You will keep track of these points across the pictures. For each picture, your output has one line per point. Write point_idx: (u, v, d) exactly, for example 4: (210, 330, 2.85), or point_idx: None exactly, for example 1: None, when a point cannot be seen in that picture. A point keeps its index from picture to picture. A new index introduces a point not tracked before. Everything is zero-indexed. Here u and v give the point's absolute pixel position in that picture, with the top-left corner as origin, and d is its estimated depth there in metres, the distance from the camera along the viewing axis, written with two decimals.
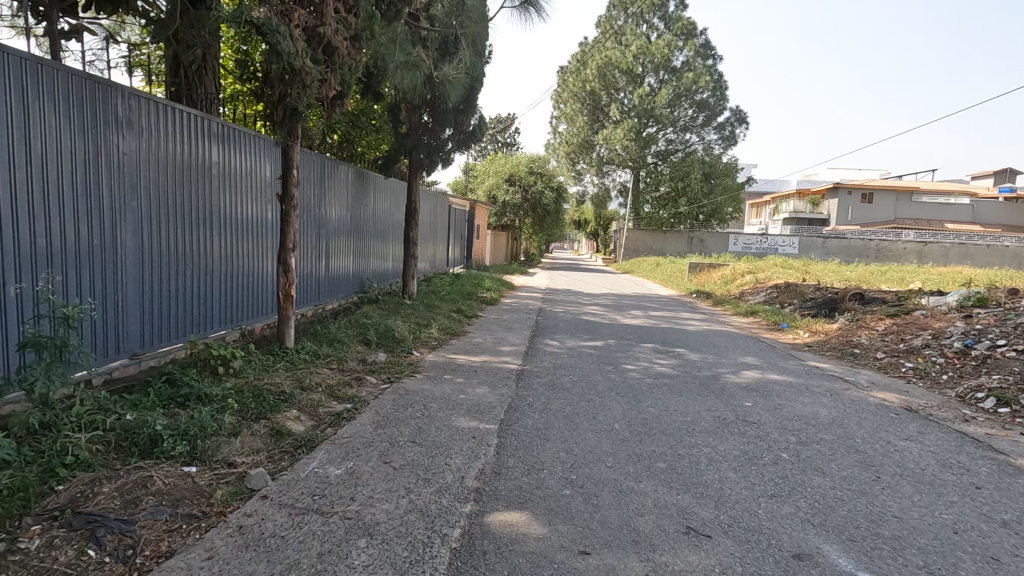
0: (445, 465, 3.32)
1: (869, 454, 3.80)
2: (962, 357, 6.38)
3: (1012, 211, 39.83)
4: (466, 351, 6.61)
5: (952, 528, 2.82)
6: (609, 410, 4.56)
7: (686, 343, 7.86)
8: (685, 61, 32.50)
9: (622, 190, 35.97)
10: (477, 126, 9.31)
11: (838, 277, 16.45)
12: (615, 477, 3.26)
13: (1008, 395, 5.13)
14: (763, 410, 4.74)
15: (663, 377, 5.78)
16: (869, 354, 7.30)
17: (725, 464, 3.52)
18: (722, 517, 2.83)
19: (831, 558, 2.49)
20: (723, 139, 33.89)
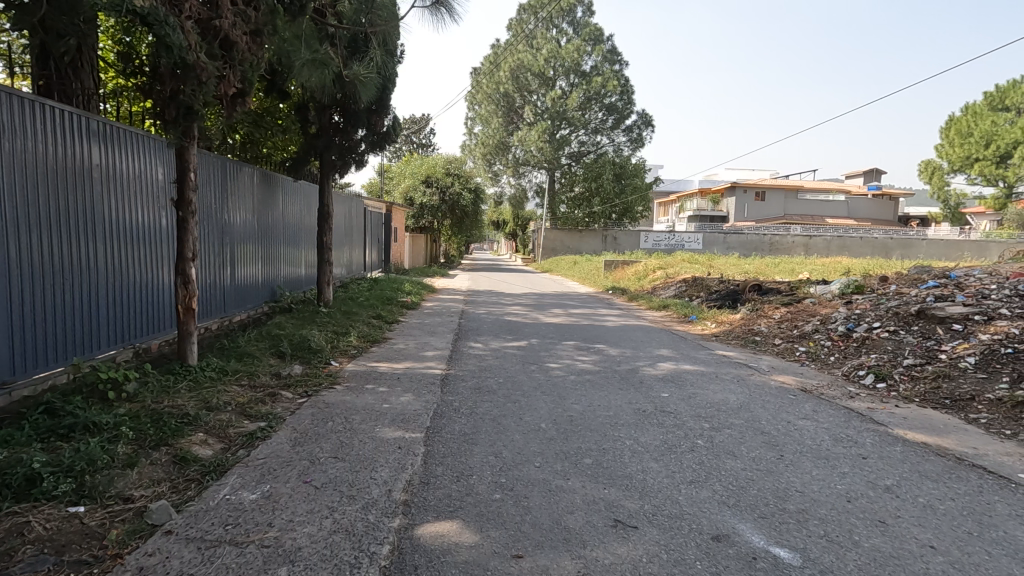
0: (370, 480, 3.20)
1: (774, 434, 4.11)
2: (845, 339, 7.07)
3: (879, 207, 44.83)
4: (388, 358, 6.43)
5: (847, 497, 3.10)
6: (535, 410, 4.61)
7: (605, 338, 8.13)
8: (593, 66, 33.73)
9: (538, 190, 36.63)
10: (391, 127, 9.03)
11: (738, 270, 17.73)
12: (544, 477, 3.28)
13: (884, 372, 5.76)
14: (679, 400, 4.99)
15: (585, 374, 5.93)
16: (769, 341, 7.91)
17: (647, 455, 3.66)
18: (647, 507, 2.93)
19: (746, 536, 2.65)
20: (632, 141, 35.49)
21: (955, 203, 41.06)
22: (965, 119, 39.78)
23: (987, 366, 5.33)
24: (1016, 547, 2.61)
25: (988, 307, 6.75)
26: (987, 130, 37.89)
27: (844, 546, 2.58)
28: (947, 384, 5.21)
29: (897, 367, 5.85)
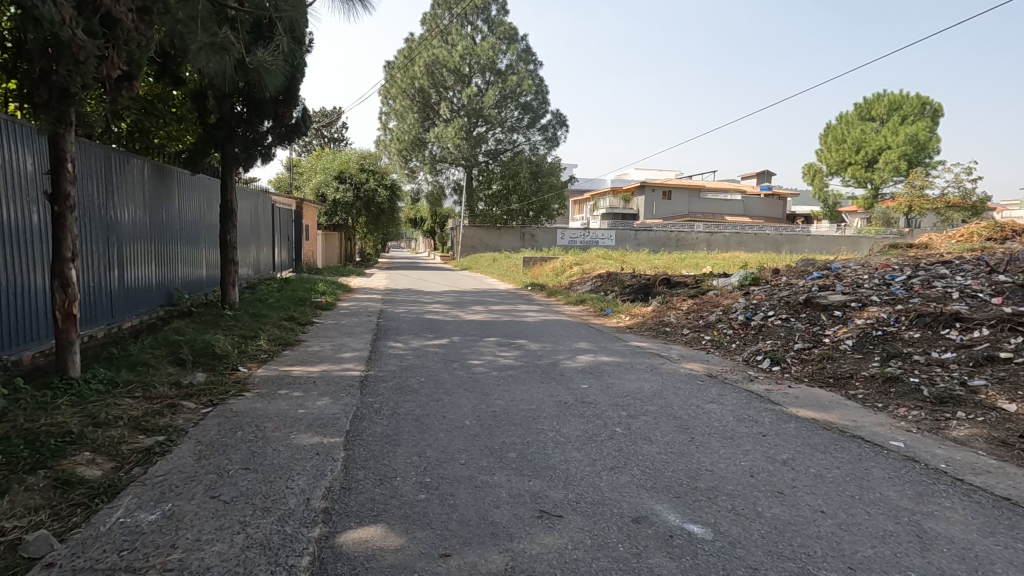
0: (286, 489, 3.03)
1: (685, 419, 4.36)
2: (745, 327, 7.64)
3: (770, 206, 48.89)
4: (302, 362, 6.13)
5: (750, 472, 3.35)
6: (458, 407, 4.58)
7: (526, 334, 8.24)
8: (508, 65, 33.98)
9: (456, 188, 36.41)
10: (300, 119, 8.64)
11: (649, 265, 18.64)
12: (469, 473, 3.27)
13: (778, 356, 6.28)
14: (597, 390, 5.17)
15: (507, 369, 5.97)
16: (677, 331, 8.37)
17: (569, 445, 3.75)
18: (571, 496, 3.00)
19: (663, 516, 2.79)
20: (547, 140, 36.07)
21: (832, 203, 45.87)
22: (839, 127, 44.48)
23: (863, 347, 5.98)
24: (890, 506, 2.95)
25: (862, 295, 7.56)
26: (857, 137, 42.77)
27: (749, 517, 2.79)
28: (830, 364, 5.79)
29: (789, 351, 6.41)
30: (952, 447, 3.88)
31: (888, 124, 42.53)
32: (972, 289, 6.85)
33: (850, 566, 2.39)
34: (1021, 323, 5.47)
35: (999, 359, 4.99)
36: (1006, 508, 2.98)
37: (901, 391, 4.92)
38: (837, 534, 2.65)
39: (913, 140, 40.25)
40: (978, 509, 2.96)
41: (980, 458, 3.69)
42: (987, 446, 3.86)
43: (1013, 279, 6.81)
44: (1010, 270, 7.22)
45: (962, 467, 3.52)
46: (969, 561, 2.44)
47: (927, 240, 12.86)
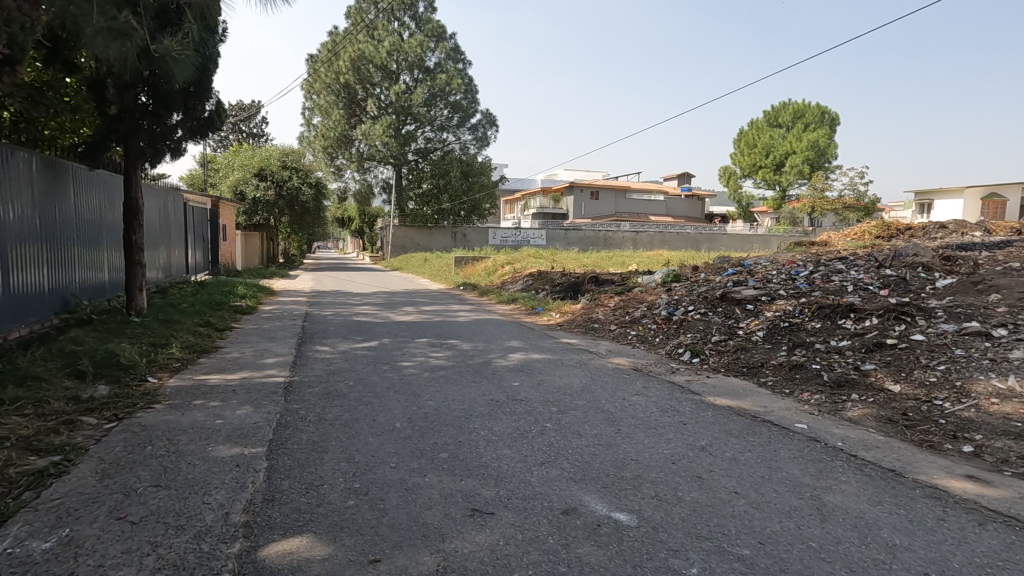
0: (202, 505, 2.86)
1: (612, 411, 4.51)
2: (667, 322, 8.00)
3: (690, 206, 51.49)
4: (219, 369, 5.79)
5: (672, 459, 3.53)
6: (389, 410, 4.50)
7: (458, 334, 8.22)
8: (437, 63, 33.67)
9: (385, 186, 35.63)
10: (213, 112, 8.21)
11: (579, 263, 19.16)
12: (400, 476, 3.23)
13: (698, 348, 6.64)
14: (528, 387, 5.25)
15: (439, 370, 5.94)
16: (605, 327, 8.64)
17: (501, 443, 3.78)
18: (503, 493, 3.04)
19: (591, 507, 2.88)
20: (477, 139, 35.96)
21: (745, 202, 48.95)
22: (750, 133, 47.41)
23: (772, 338, 6.43)
24: (795, 483, 3.21)
25: (771, 289, 8.13)
26: (767, 142, 45.79)
27: (671, 502, 2.94)
28: (743, 355, 6.19)
29: (708, 343, 6.79)
30: (848, 426, 4.26)
31: (793, 131, 45.82)
32: (863, 282, 7.54)
33: (760, 541, 2.57)
34: (904, 312, 6.08)
35: (886, 345, 5.54)
36: (891, 478, 3.32)
37: (805, 377, 5.35)
38: (749, 512, 2.84)
39: (815, 146, 43.78)
40: (869, 481, 3.27)
41: (871, 435, 4.08)
42: (876, 424, 4.28)
43: (897, 273, 7.56)
44: (895, 264, 8.01)
45: (856, 444, 3.88)
46: (861, 529, 2.69)
47: (827, 238, 13.99)
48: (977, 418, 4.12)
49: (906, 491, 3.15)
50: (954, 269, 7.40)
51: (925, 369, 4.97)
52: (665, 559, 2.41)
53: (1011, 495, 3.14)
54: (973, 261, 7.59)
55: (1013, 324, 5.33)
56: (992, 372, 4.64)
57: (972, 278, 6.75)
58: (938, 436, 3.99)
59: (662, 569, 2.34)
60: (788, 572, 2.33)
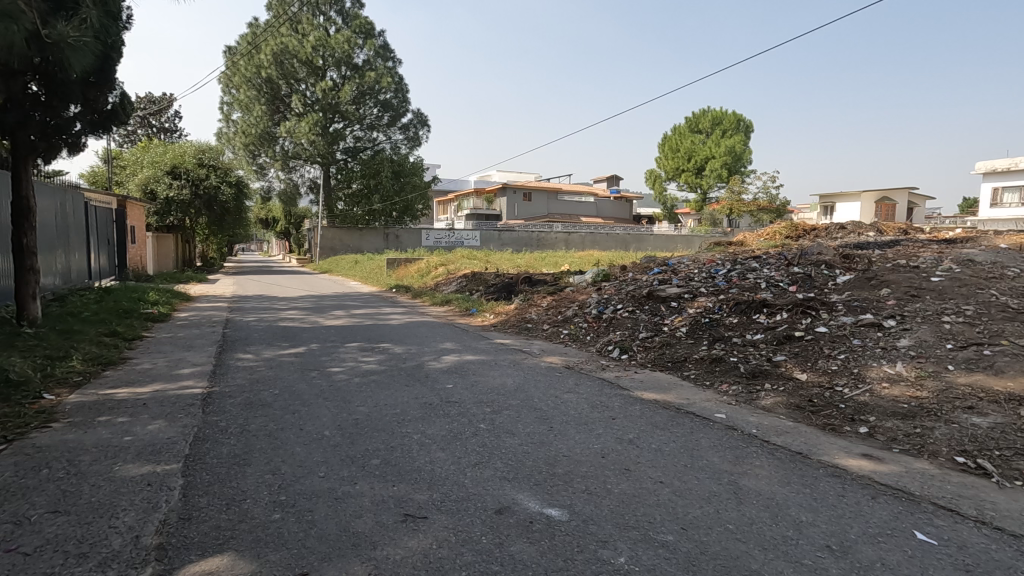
0: (108, 529, 2.65)
1: (545, 409, 4.60)
2: (597, 320, 8.24)
3: (619, 207, 53.26)
4: (128, 382, 5.38)
5: (602, 453, 3.64)
6: (317, 418, 4.35)
7: (390, 337, 8.08)
8: (365, 60, 32.81)
9: (312, 186, 34.40)
10: (117, 105, 7.66)
11: (512, 263, 19.40)
12: (329, 486, 3.13)
13: (626, 345, 6.88)
14: (462, 389, 5.23)
15: (370, 374, 5.80)
16: (538, 326, 8.78)
17: (434, 446, 3.76)
18: (436, 496, 3.02)
19: (524, 504, 2.92)
20: (409, 139, 35.27)
21: (670, 204, 51.19)
22: (674, 138, 49.68)
23: (694, 333, 6.78)
24: (714, 470, 3.40)
25: (693, 287, 8.56)
26: (688, 147, 48.13)
27: (601, 495, 3.03)
28: (668, 350, 6.47)
29: (635, 339, 7.06)
30: (761, 414, 4.57)
31: (712, 136, 48.42)
32: (774, 279, 8.09)
33: (683, 526, 2.71)
34: (810, 305, 6.58)
35: (794, 337, 5.98)
36: (799, 460, 3.59)
37: (724, 369, 5.68)
38: (672, 500, 2.99)
39: (732, 151, 46.52)
40: (780, 463, 3.53)
41: (782, 421, 4.39)
42: (786, 411, 4.62)
43: (803, 270, 8.17)
44: (802, 262, 8.65)
45: (768, 430, 4.17)
46: (772, 509, 2.90)
47: (743, 238, 14.89)
48: (871, 401, 4.54)
49: (812, 471, 3.42)
50: (852, 266, 8.11)
51: (828, 358, 5.42)
52: (595, 550, 2.48)
53: (899, 469, 3.48)
54: (868, 259, 8.33)
55: (900, 315, 5.91)
56: (883, 359, 5.13)
57: (866, 274, 7.43)
58: (838, 420, 4.36)
59: (592, 561, 2.41)
60: (708, 554, 2.47)
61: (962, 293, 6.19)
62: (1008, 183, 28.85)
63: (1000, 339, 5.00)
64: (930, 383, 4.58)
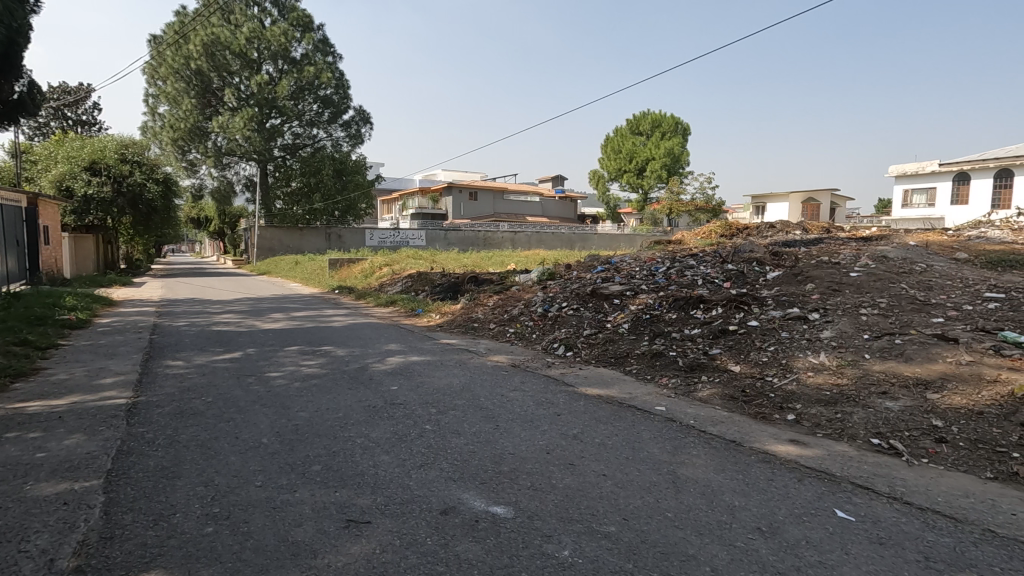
0: (17, 555, 2.44)
1: (491, 408, 4.60)
2: (543, 318, 8.33)
3: (564, 207, 54.01)
4: (42, 394, 4.98)
5: (547, 450, 3.69)
6: (254, 425, 4.17)
7: (333, 340, 7.86)
8: (303, 54, 31.79)
9: (248, 184, 32.98)
10: (24, 95, 7.08)
11: (457, 263, 19.35)
12: (266, 495, 3.02)
13: (571, 342, 7.00)
14: (407, 390, 5.16)
15: (311, 379, 5.62)
16: (484, 326, 8.77)
17: (378, 449, 3.69)
18: (380, 500, 2.96)
19: (469, 503, 2.92)
20: (350, 137, 34.39)
21: (613, 203, 52.37)
22: (616, 139, 50.87)
23: (636, 329, 6.97)
24: (655, 461, 3.51)
25: (634, 285, 8.80)
26: (630, 148, 49.41)
27: (545, 491, 3.07)
28: (611, 347, 6.63)
29: (579, 337, 7.19)
30: (699, 405, 4.77)
31: (652, 138, 49.88)
32: (710, 276, 8.43)
33: (624, 517, 2.78)
34: (743, 301, 6.91)
35: (728, 331, 6.26)
36: (733, 448, 3.76)
37: (664, 363, 5.87)
38: (615, 492, 3.06)
39: (670, 152, 48.12)
40: (715, 452, 3.69)
41: (717, 412, 4.60)
42: (721, 402, 4.83)
43: (736, 267, 8.57)
44: (736, 260, 9.05)
45: (705, 420, 4.35)
46: (708, 496, 3.03)
47: (682, 236, 15.42)
48: (797, 389, 4.83)
49: (744, 458, 3.60)
50: (780, 263, 8.57)
51: (759, 350, 5.71)
52: (540, 545, 2.52)
53: (822, 453, 3.71)
54: (794, 256, 8.84)
55: (823, 309, 6.30)
56: (808, 350, 5.46)
57: (793, 270, 7.87)
58: (769, 408, 4.61)
59: (537, 556, 2.44)
60: (649, 542, 2.55)
61: (876, 287, 6.68)
62: (918, 185, 31.28)
63: (909, 329, 5.43)
64: (850, 371, 4.92)
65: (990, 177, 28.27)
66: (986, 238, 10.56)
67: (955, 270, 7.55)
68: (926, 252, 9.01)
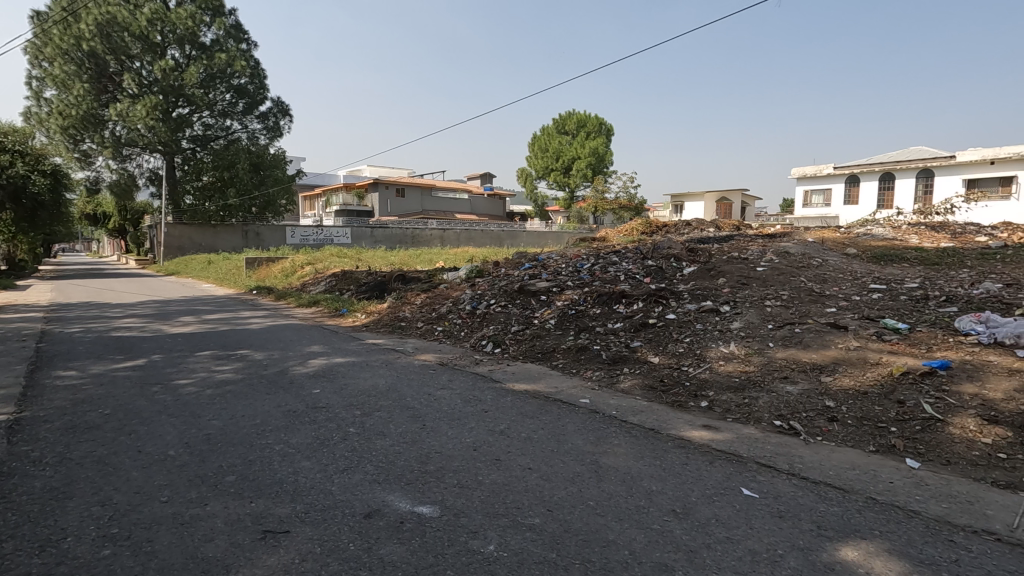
0: None
1: (418, 407, 4.56)
2: (471, 316, 8.33)
3: (493, 205, 54.11)
4: None
5: (474, 447, 3.70)
6: (160, 437, 3.88)
7: (250, 343, 7.46)
8: (213, 40, 29.85)
9: (153, 178, 30.67)
10: None
11: (383, 261, 18.83)
12: (173, 510, 2.82)
13: (499, 339, 7.06)
14: (330, 393, 5.00)
15: (224, 385, 5.28)
16: (412, 325, 8.65)
17: (298, 455, 3.55)
18: (299, 508, 2.86)
19: (394, 505, 2.88)
20: (268, 129, 32.69)
21: (540, 202, 53.17)
22: (543, 138, 51.72)
23: (562, 324, 7.13)
24: (578, 452, 3.62)
25: (560, 281, 8.99)
26: (556, 147, 50.36)
27: (472, 487, 3.08)
28: (538, 342, 6.75)
29: (508, 333, 7.26)
30: (621, 396, 4.96)
31: (577, 137, 51.09)
32: (632, 272, 8.77)
33: (549, 508, 2.85)
34: (661, 295, 7.24)
35: (648, 324, 6.55)
36: (651, 436, 3.94)
37: (589, 357, 6.04)
38: (540, 484, 3.13)
39: (595, 152, 49.53)
40: (634, 440, 3.85)
41: (638, 401, 4.81)
42: (641, 392, 5.05)
43: (656, 263, 8.98)
44: (655, 256, 9.48)
45: (626, 411, 4.53)
46: (628, 482, 3.16)
47: (606, 233, 15.91)
48: (710, 377, 5.14)
49: (662, 445, 3.79)
50: (696, 259, 9.04)
51: (676, 341, 6.02)
52: (465, 542, 2.52)
53: (731, 436, 3.97)
54: (707, 253, 9.38)
55: (733, 301, 6.73)
56: (720, 340, 5.81)
57: (707, 266, 8.36)
58: (685, 396, 4.87)
59: (462, 552, 2.44)
60: (572, 531, 2.63)
61: (780, 281, 7.22)
62: (816, 186, 34.04)
63: (807, 318, 5.91)
64: (756, 358, 5.29)
65: (876, 179, 31.25)
66: (871, 236, 11.67)
67: (846, 264, 8.31)
68: (822, 248, 9.83)
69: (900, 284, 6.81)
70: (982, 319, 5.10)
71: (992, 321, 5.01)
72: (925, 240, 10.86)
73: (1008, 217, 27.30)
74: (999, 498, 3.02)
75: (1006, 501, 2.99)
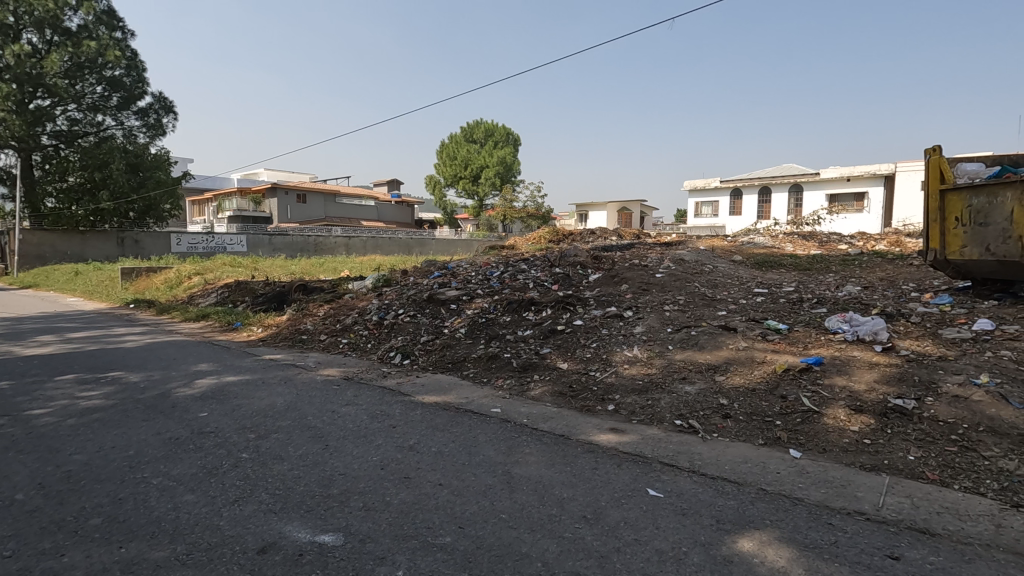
0: None
1: (320, 426, 4.28)
2: (378, 327, 8.03)
3: (401, 212, 53.05)
4: None
5: (381, 465, 3.53)
6: (5, 479, 3.32)
7: (124, 363, 6.65)
8: (81, 25, 26.74)
9: (4, 177, 26.82)
10: None
11: (283, 270, 17.81)
12: (19, 566, 2.40)
13: (408, 350, 6.86)
14: (220, 416, 4.56)
15: (91, 414, 4.64)
16: (314, 338, 8.19)
17: (181, 488, 3.19)
18: (179, 549, 2.55)
19: (292, 536, 2.65)
20: (147, 126, 29.78)
21: (450, 209, 52.86)
22: (451, 146, 51.64)
23: (472, 332, 7.08)
24: (489, 463, 3.57)
25: (470, 289, 8.94)
26: (464, 155, 50.44)
27: (379, 510, 2.92)
28: (448, 352, 6.64)
29: (417, 344, 7.08)
30: (531, 403, 4.98)
31: (486, 147, 51.53)
32: (540, 279, 8.92)
33: (460, 525, 2.76)
34: (569, 302, 7.41)
35: (557, 330, 6.68)
36: (562, 442, 3.99)
37: (499, 365, 6.02)
38: (451, 500, 3.03)
39: (503, 161, 50.19)
40: (545, 448, 3.87)
41: (548, 408, 4.86)
42: (551, 398, 5.10)
43: (563, 270, 9.19)
44: (563, 263, 9.72)
45: (537, 418, 4.54)
46: (540, 491, 3.16)
47: (514, 241, 16.09)
48: (616, 380, 5.30)
49: (573, 450, 3.83)
50: (601, 266, 9.38)
51: (583, 346, 6.17)
52: (371, 570, 2.37)
53: (637, 438, 4.11)
54: (611, 260, 9.75)
55: (635, 306, 7.04)
56: (625, 344, 6.02)
57: (611, 272, 8.69)
58: (593, 400, 4.99)
59: None
60: (484, 547, 2.56)
61: (676, 286, 7.66)
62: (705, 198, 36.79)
63: (701, 321, 6.30)
64: (657, 361, 5.53)
65: (756, 193, 34.32)
66: (754, 244, 12.73)
67: (734, 270, 9.00)
68: (713, 255, 10.57)
69: (779, 288, 7.44)
70: (847, 319, 5.71)
71: (855, 320, 5.62)
72: (798, 248, 12.04)
73: (863, 227, 30.97)
74: (867, 481, 3.35)
75: (873, 483, 3.33)
